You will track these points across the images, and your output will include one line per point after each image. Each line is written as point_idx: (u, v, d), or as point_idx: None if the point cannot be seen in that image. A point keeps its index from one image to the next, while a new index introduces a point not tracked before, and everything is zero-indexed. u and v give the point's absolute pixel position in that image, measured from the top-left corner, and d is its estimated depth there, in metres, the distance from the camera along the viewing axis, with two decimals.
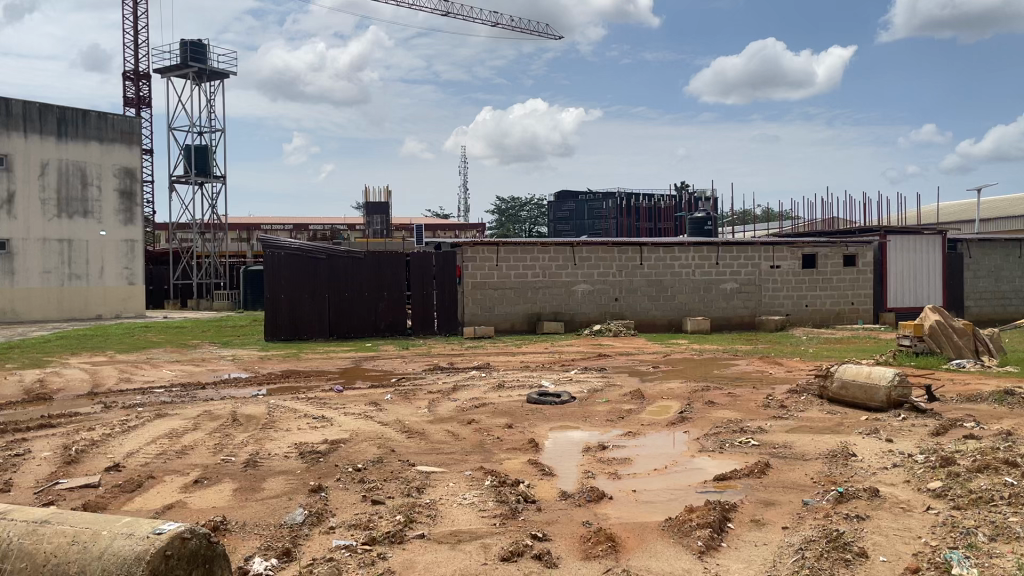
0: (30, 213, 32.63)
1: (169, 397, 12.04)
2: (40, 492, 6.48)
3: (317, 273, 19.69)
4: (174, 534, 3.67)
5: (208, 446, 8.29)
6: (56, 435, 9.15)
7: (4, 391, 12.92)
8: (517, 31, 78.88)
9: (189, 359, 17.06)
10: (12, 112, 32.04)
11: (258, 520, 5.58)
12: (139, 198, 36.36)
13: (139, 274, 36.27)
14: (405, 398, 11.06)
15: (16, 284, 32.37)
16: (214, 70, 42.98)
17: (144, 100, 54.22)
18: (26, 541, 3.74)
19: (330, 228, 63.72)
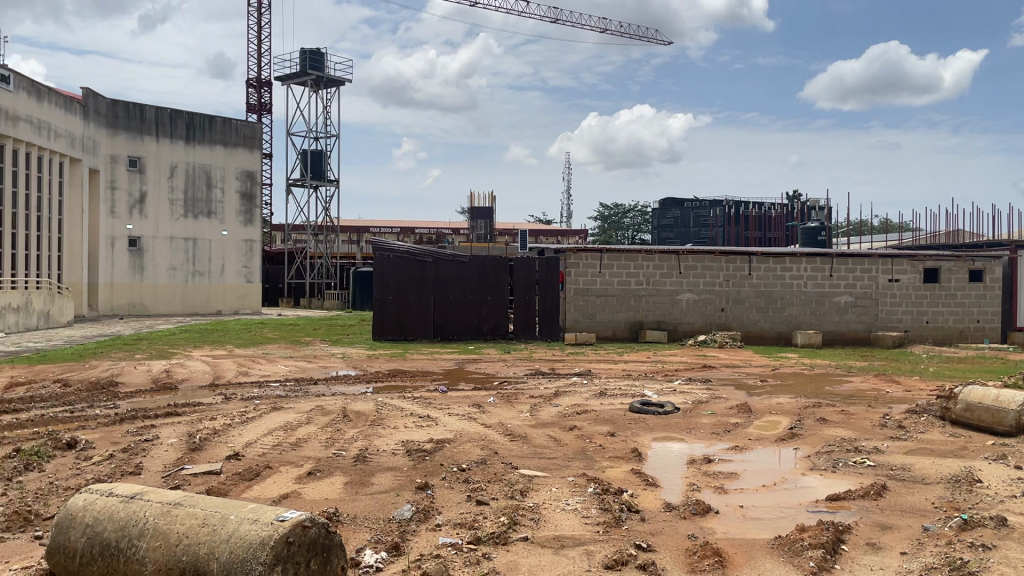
0: (159, 212, 34.73)
1: (284, 391, 12.60)
2: (167, 476, 6.89)
3: (424, 276, 20.16)
4: (296, 522, 3.85)
5: (320, 440, 8.62)
6: (182, 423, 9.72)
7: (135, 380, 13.80)
8: (626, 37, 78.74)
9: (301, 355, 17.75)
10: (146, 117, 34.36)
11: (368, 513, 5.77)
12: (259, 201, 38.13)
13: (257, 273, 37.96)
14: (508, 401, 11.19)
15: (146, 279, 34.44)
16: (331, 77, 44.69)
17: (265, 106, 56.91)
18: (160, 521, 4.03)
19: (434, 232, 65.00)
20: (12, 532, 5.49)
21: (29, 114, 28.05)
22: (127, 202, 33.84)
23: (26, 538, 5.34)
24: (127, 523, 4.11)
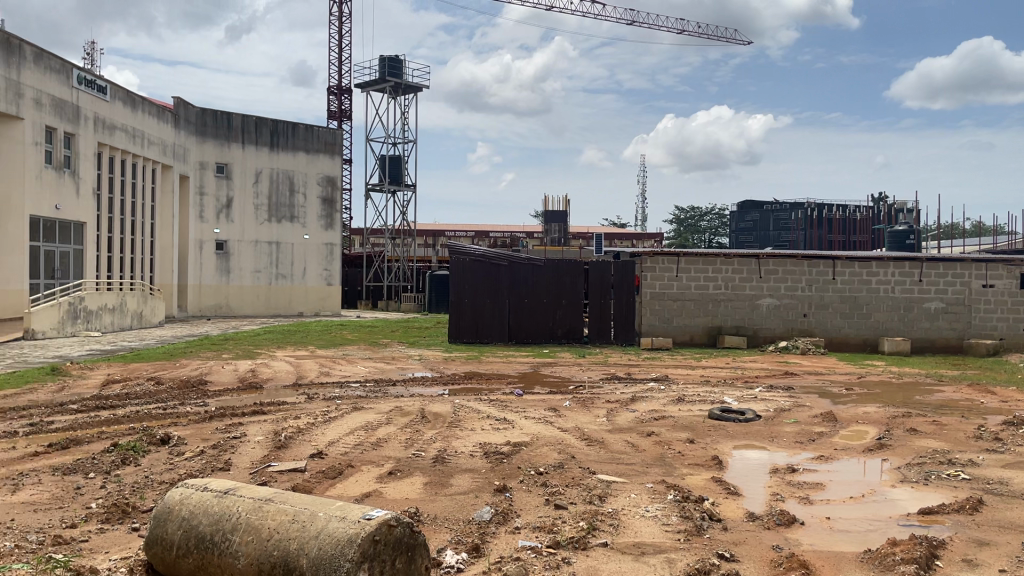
0: (245, 217, 35.93)
1: (364, 391, 12.88)
2: (254, 473, 7.12)
3: (499, 280, 20.28)
4: (382, 520, 3.93)
5: (400, 440, 8.77)
6: (268, 421, 10.04)
7: (222, 379, 14.31)
8: (704, 37, 77.82)
9: (380, 357, 18.07)
10: (233, 125, 35.63)
11: (447, 514, 5.84)
12: (339, 206, 39.04)
13: (337, 276, 38.83)
14: (583, 406, 11.16)
15: (232, 281, 35.63)
16: (409, 84, 45.42)
17: (346, 113, 58.24)
18: (252, 517, 4.17)
19: (509, 235, 65.31)
20: (111, 523, 5.76)
21: (124, 122, 29.42)
22: (214, 207, 35.15)
23: (124, 529, 5.60)
24: (220, 518, 4.27)
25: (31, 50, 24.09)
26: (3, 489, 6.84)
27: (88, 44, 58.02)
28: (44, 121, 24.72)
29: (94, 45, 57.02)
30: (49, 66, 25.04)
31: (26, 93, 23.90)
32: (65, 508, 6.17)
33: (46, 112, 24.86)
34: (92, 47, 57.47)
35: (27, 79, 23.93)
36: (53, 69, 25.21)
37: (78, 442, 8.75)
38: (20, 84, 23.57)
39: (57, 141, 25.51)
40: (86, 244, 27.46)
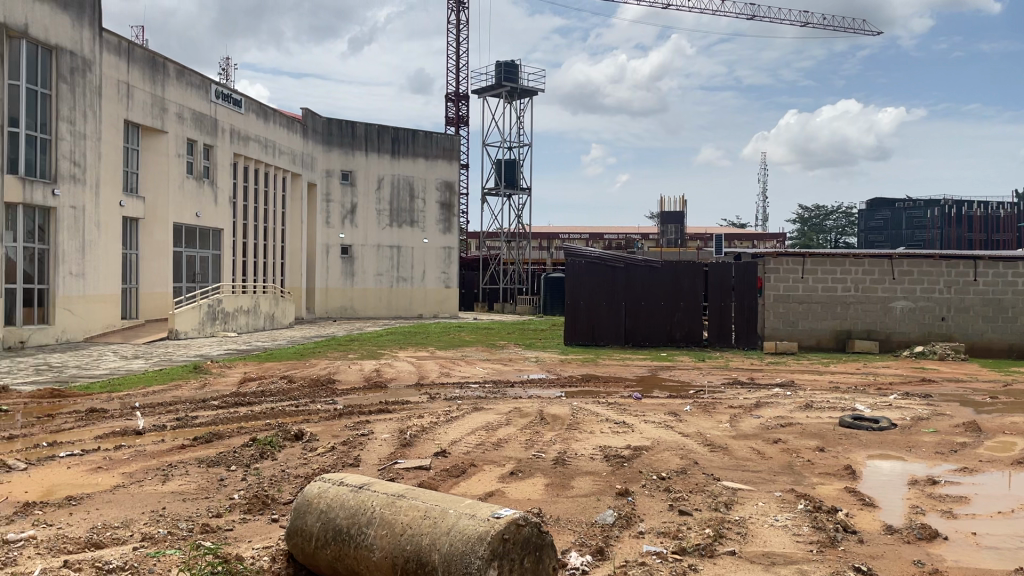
0: (368, 221, 37.20)
1: (483, 392, 13.10)
2: (382, 469, 7.36)
3: (615, 283, 20.17)
4: (511, 520, 4.01)
5: (520, 441, 8.88)
6: (393, 420, 10.37)
7: (349, 378, 14.86)
8: (828, 29, 75.15)
9: (497, 358, 18.30)
10: (357, 134, 36.99)
11: (570, 516, 5.87)
12: (457, 210, 39.83)
13: (455, 279, 39.63)
14: (705, 411, 10.95)
15: (356, 284, 36.98)
16: (525, 87, 45.85)
17: (463, 118, 59.37)
18: (386, 512, 4.35)
19: (624, 237, 64.73)
20: (253, 513, 6.11)
21: (257, 134, 31.05)
22: (340, 212, 36.61)
23: (264, 520, 5.92)
24: (356, 511, 4.46)
25: (175, 68, 25.80)
26: (155, 479, 7.35)
27: (225, 59, 61.51)
28: (186, 134, 26.41)
29: (228, 60, 60.29)
30: (190, 82, 26.75)
31: (170, 108, 25.62)
32: (211, 498, 6.59)
33: (188, 126, 26.56)
34: (227, 63, 60.92)
35: (170, 95, 25.65)
36: (194, 85, 26.92)
37: (220, 436, 9.31)
38: (164, 100, 25.30)
39: (197, 153, 27.21)
40: (223, 249, 29.17)
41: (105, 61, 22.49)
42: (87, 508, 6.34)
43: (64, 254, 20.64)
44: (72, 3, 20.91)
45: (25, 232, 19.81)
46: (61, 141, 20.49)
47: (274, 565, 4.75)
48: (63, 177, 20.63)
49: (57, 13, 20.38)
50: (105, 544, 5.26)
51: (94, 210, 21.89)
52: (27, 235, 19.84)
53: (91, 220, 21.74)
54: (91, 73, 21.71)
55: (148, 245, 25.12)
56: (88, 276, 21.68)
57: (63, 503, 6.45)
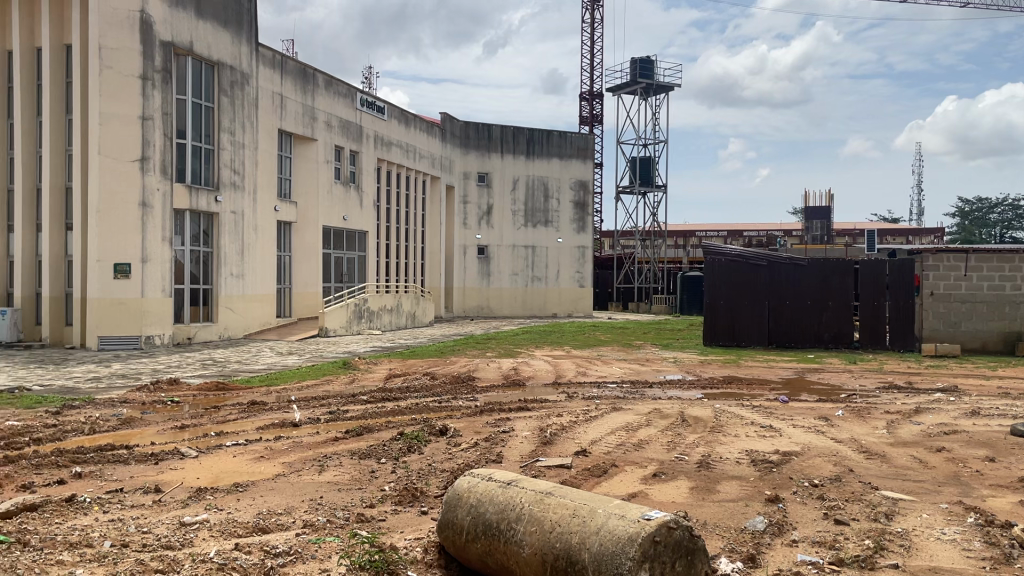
0: (504, 222, 37.76)
1: (622, 392, 12.99)
2: (524, 466, 7.43)
3: (758, 281, 19.53)
4: (662, 522, 3.97)
5: (662, 443, 8.75)
6: (534, 417, 10.48)
7: (488, 376, 15.12)
8: (991, 9, 69.80)
9: (635, 359, 18.12)
10: (493, 136, 37.63)
11: (718, 521, 5.73)
12: (591, 209, 39.69)
13: (589, 278, 39.54)
14: (859, 416, 10.41)
15: (492, 284, 37.66)
16: (661, 84, 45.23)
17: (597, 117, 59.20)
18: (535, 509, 4.40)
19: (765, 235, 62.61)
20: (403, 505, 6.35)
21: (399, 139, 32.17)
22: (476, 213, 37.40)
23: (415, 512, 6.12)
24: (506, 507, 4.54)
25: (323, 78, 27.11)
26: (311, 469, 7.76)
27: (369, 68, 63.91)
28: (334, 141, 27.72)
29: (369, 69, 62.44)
30: (338, 91, 28.04)
31: (319, 117, 26.96)
32: (364, 489, 6.89)
33: (335, 133, 27.86)
34: (370, 71, 63.29)
35: (319, 104, 26.98)
36: (341, 94, 28.19)
37: (370, 429, 9.72)
38: (314, 109, 26.64)
39: (344, 159, 28.50)
40: (367, 250, 30.42)
41: (260, 74, 23.90)
42: (252, 495, 6.77)
43: (225, 256, 22.12)
44: (231, 20, 22.36)
45: (192, 236, 21.36)
46: (222, 151, 21.97)
47: (427, 556, 4.91)
48: (224, 184, 22.12)
49: (218, 30, 21.86)
50: (271, 529, 5.61)
51: (251, 215, 23.34)
52: (193, 238, 21.40)
53: (249, 225, 23.18)
54: (248, 86, 23.12)
55: (299, 247, 26.53)
56: (247, 277, 23.14)
57: (231, 489, 6.92)
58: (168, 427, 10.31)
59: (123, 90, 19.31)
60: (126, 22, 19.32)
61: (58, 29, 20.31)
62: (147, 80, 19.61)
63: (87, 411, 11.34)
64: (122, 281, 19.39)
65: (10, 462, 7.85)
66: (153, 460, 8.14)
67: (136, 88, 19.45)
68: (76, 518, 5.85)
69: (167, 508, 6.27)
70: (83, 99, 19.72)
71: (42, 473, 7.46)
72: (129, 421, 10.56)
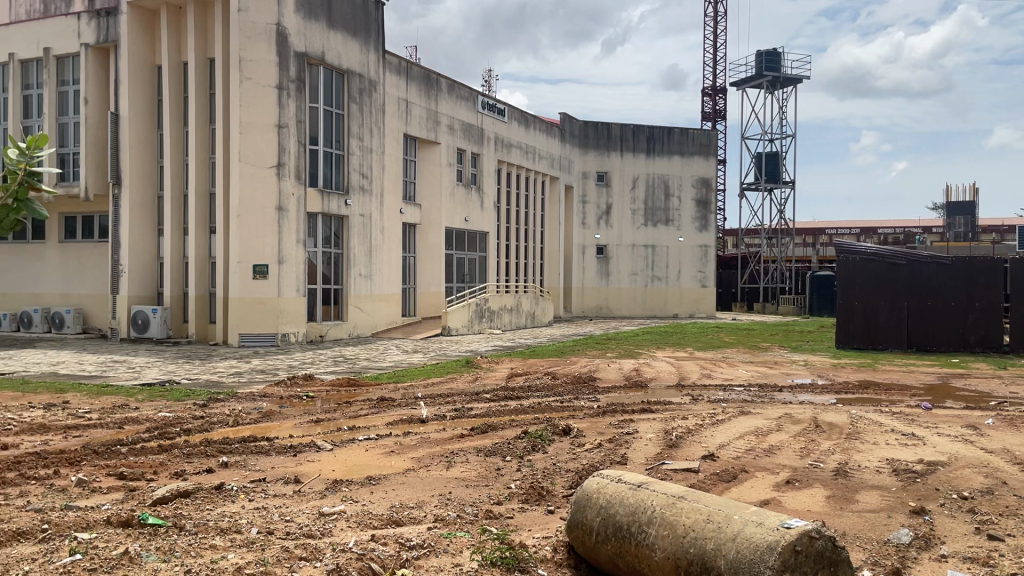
0: (623, 221, 37.50)
1: (750, 396, 12.62)
2: (650, 468, 7.33)
3: (896, 280, 18.51)
4: (802, 531, 3.85)
5: (794, 449, 8.44)
6: (658, 420, 10.32)
7: (610, 377, 15.02)
8: None
9: (762, 361, 17.60)
10: (612, 135, 37.41)
11: (858, 532, 5.48)
12: (714, 207, 38.78)
13: (712, 278, 38.62)
14: (1012, 425, 9.69)
15: (612, 283, 37.44)
16: (788, 76, 43.64)
17: (720, 113, 57.75)
18: (667, 512, 4.35)
19: (902, 231, 59.31)
20: (530, 503, 6.39)
21: (519, 140, 32.47)
22: (596, 213, 37.30)
23: (542, 511, 6.16)
24: (636, 509, 4.50)
25: (446, 83, 27.69)
26: (439, 464, 7.95)
27: (488, 71, 64.73)
28: (456, 144, 28.30)
29: (489, 71, 63.21)
30: (460, 95, 28.59)
31: (443, 121, 27.58)
32: (490, 487, 6.98)
33: (458, 136, 28.43)
34: (491, 74, 64.12)
35: (442, 108, 27.59)
36: (463, 97, 28.72)
37: (494, 427, 9.86)
38: (437, 113, 27.26)
39: (465, 161, 29.05)
40: (488, 251, 30.88)
41: (387, 81, 24.66)
42: (384, 488, 7.00)
43: (355, 258, 22.98)
44: (360, 30, 23.22)
45: (324, 238, 22.31)
46: (352, 156, 22.84)
47: (556, 556, 4.93)
48: (354, 188, 22.98)
49: (348, 40, 22.74)
50: (404, 522, 5.77)
51: (379, 217, 24.15)
52: (325, 240, 22.33)
53: (376, 227, 23.99)
54: (376, 93, 23.93)
55: (423, 248, 27.21)
56: (375, 277, 23.95)
57: (364, 482, 7.18)
58: (304, 420, 10.82)
59: (261, 100, 20.35)
60: (263, 35, 20.35)
61: (203, 44, 21.64)
62: (282, 90, 20.61)
63: (231, 403, 12.06)
64: (260, 282, 20.43)
65: (164, 451, 8.43)
66: (291, 452, 8.54)
67: (273, 97, 20.47)
68: (224, 505, 6.21)
69: (307, 498, 6.58)
70: (225, 109, 20.94)
71: (194, 462, 7.97)
72: (268, 414, 11.14)
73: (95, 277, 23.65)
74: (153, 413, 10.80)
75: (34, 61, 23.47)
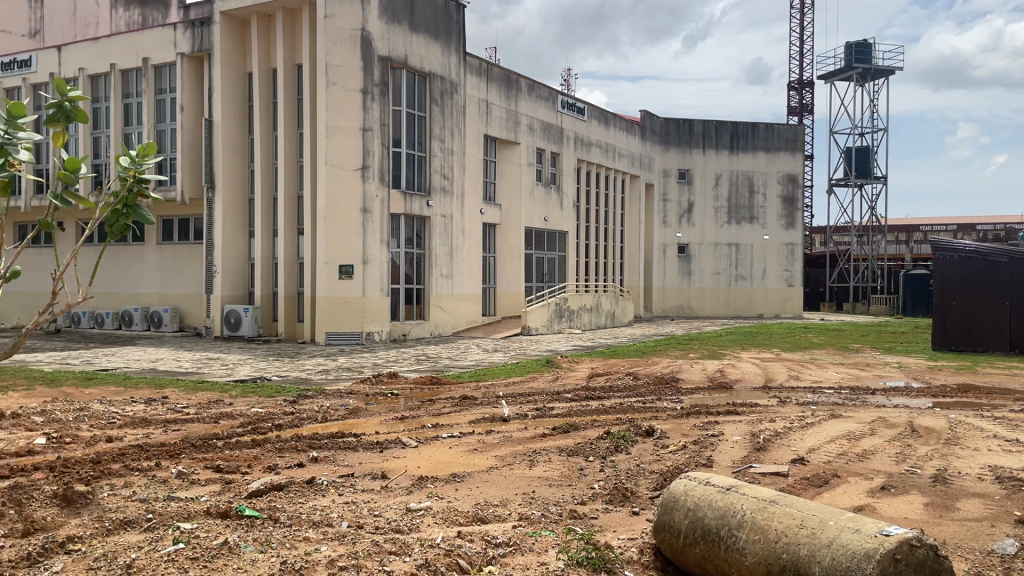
0: (706, 220, 36.88)
1: (840, 398, 12.23)
2: (737, 471, 7.18)
3: (997, 279, 17.62)
4: (902, 539, 3.72)
5: (889, 454, 8.13)
6: (744, 422, 10.11)
7: (693, 378, 14.81)
8: None
9: (853, 362, 17.03)
10: (694, 131, 36.81)
11: (960, 541, 5.25)
12: (801, 204, 37.70)
13: (799, 277, 37.56)
14: None
15: (694, 283, 36.90)
16: (879, 68, 42.08)
17: (807, 107, 56.12)
18: (757, 516, 4.28)
19: (1004, 227, 56.49)
20: (614, 504, 6.36)
21: (599, 139, 32.31)
22: (677, 211, 36.81)
23: (627, 511, 6.13)
24: (725, 513, 4.42)
25: (526, 83, 27.79)
26: (522, 463, 7.99)
27: (568, 71, 64.50)
28: (536, 143, 28.36)
29: (567, 70, 62.97)
30: (540, 95, 28.64)
31: (522, 121, 27.68)
32: (574, 487, 6.97)
33: (537, 136, 28.49)
34: (569, 72, 63.80)
35: (522, 108, 27.70)
36: (543, 97, 28.78)
37: (577, 427, 9.85)
38: (517, 113, 27.37)
39: (545, 161, 29.09)
40: (568, 250, 30.87)
41: (468, 82, 24.90)
42: (468, 485, 7.08)
43: (436, 257, 23.31)
44: (442, 33, 23.53)
45: (407, 239, 22.70)
46: (433, 158, 23.17)
47: (643, 557, 4.90)
48: (435, 189, 23.32)
49: (430, 43, 23.07)
50: (489, 519, 5.83)
51: (460, 218, 24.42)
52: (408, 241, 22.71)
53: (457, 227, 24.28)
54: (457, 95, 24.22)
55: (503, 248, 27.38)
56: (456, 277, 24.24)
57: (449, 479, 7.28)
58: (389, 417, 11.04)
59: (346, 104, 20.84)
60: (349, 40, 20.83)
61: (291, 50, 22.30)
62: (367, 93, 21.03)
63: (319, 400, 12.39)
64: (346, 281, 20.92)
65: (257, 446, 8.72)
66: (378, 448, 8.73)
67: (358, 101, 20.91)
68: (316, 499, 6.39)
69: (393, 494, 6.70)
70: (313, 113, 21.51)
71: (285, 457, 8.23)
72: (355, 411, 11.41)
73: (190, 278, 24.67)
74: (246, 409, 11.19)
75: (134, 71, 24.59)
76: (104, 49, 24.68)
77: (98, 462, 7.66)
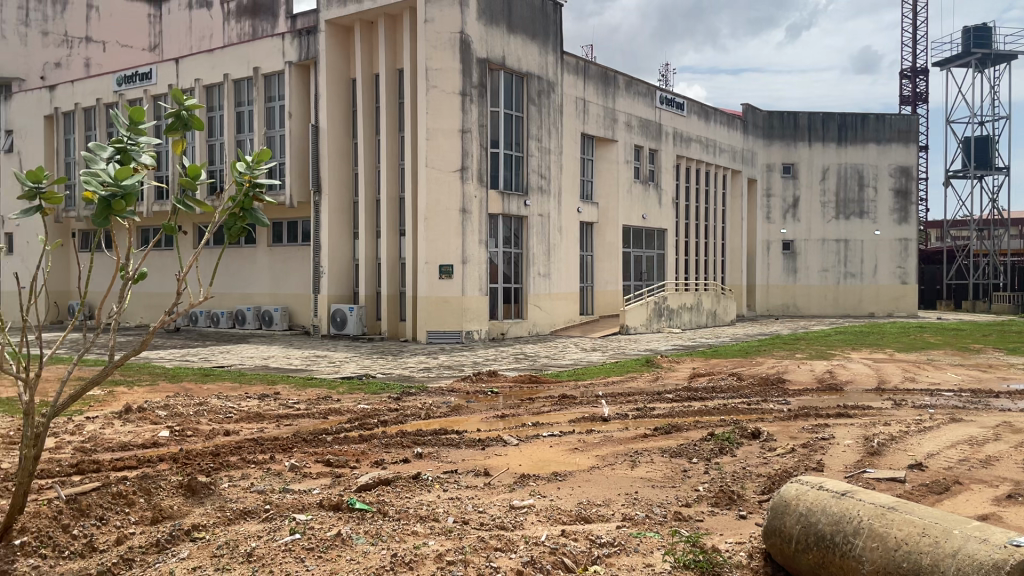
0: (812, 215, 35.68)
1: (961, 401, 11.60)
2: (850, 477, 6.92)
3: None
4: None
5: (1016, 461, 7.66)
6: (856, 425, 9.72)
7: (800, 379, 14.36)
8: None
9: (974, 364, 16.15)
10: (800, 124, 35.65)
11: None
12: (916, 197, 35.97)
13: (913, 274, 35.85)
14: None
15: (799, 281, 35.74)
16: (1001, 53, 39.67)
17: (921, 95, 53.49)
18: (875, 523, 4.11)
19: None
20: (720, 507, 6.24)
21: (699, 134, 31.70)
22: (781, 207, 35.70)
23: (734, 515, 6.00)
24: (840, 519, 4.28)
25: (624, 80, 27.58)
26: (624, 463, 7.93)
27: (665, 67, 63.52)
28: (634, 141, 28.08)
29: (665, 66, 62.08)
30: (638, 91, 28.34)
31: (620, 118, 27.45)
32: (679, 488, 6.88)
33: (636, 133, 28.21)
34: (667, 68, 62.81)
35: (620, 106, 27.48)
36: (641, 94, 28.48)
37: (679, 428, 9.70)
38: (615, 111, 27.18)
39: (643, 158, 28.76)
40: (667, 248, 30.41)
41: (565, 81, 24.91)
42: (571, 484, 7.09)
43: (534, 257, 23.41)
44: (539, 33, 23.61)
45: (505, 239, 22.89)
46: (531, 158, 23.27)
47: (752, 562, 4.79)
48: (533, 189, 23.42)
49: (527, 43, 23.18)
50: (593, 519, 5.81)
51: (557, 217, 24.46)
52: (506, 240, 22.90)
53: (554, 227, 24.32)
54: (554, 94, 24.25)
55: (602, 247, 27.23)
56: (554, 276, 24.28)
57: (551, 477, 7.30)
58: (491, 415, 11.17)
59: (446, 107, 21.15)
60: (448, 44, 21.13)
61: (392, 56, 22.83)
62: (466, 96, 21.29)
63: (421, 397, 12.63)
64: (446, 281, 21.25)
65: (365, 441, 8.97)
66: (480, 446, 8.85)
67: (457, 104, 21.19)
68: (421, 494, 6.53)
69: (496, 491, 6.77)
70: (413, 117, 21.96)
71: (392, 452, 8.44)
72: (457, 408, 11.59)
73: (298, 278, 25.60)
74: (353, 405, 11.53)
75: (245, 80, 25.68)
76: (218, 61, 25.89)
77: (217, 454, 8.05)
